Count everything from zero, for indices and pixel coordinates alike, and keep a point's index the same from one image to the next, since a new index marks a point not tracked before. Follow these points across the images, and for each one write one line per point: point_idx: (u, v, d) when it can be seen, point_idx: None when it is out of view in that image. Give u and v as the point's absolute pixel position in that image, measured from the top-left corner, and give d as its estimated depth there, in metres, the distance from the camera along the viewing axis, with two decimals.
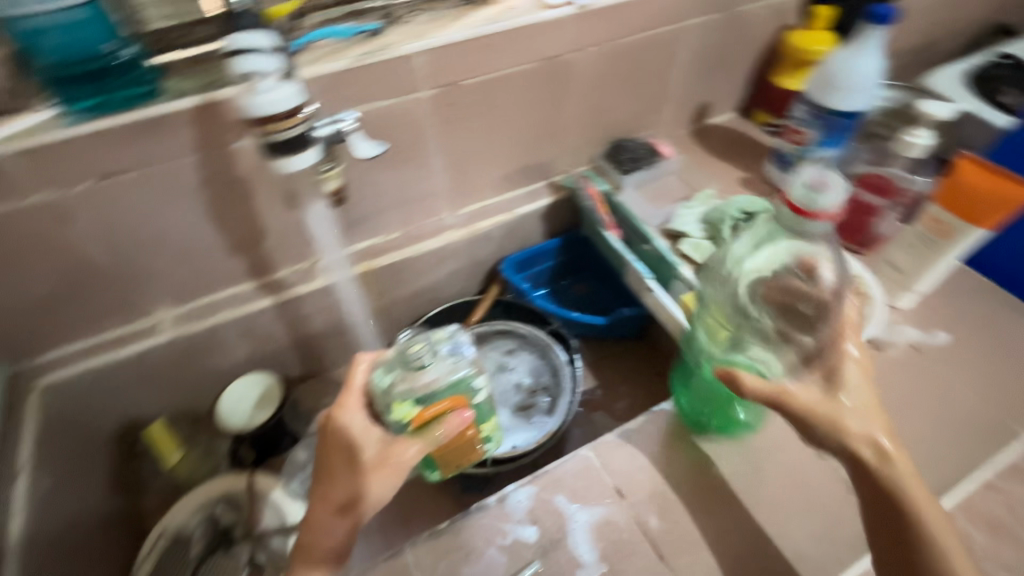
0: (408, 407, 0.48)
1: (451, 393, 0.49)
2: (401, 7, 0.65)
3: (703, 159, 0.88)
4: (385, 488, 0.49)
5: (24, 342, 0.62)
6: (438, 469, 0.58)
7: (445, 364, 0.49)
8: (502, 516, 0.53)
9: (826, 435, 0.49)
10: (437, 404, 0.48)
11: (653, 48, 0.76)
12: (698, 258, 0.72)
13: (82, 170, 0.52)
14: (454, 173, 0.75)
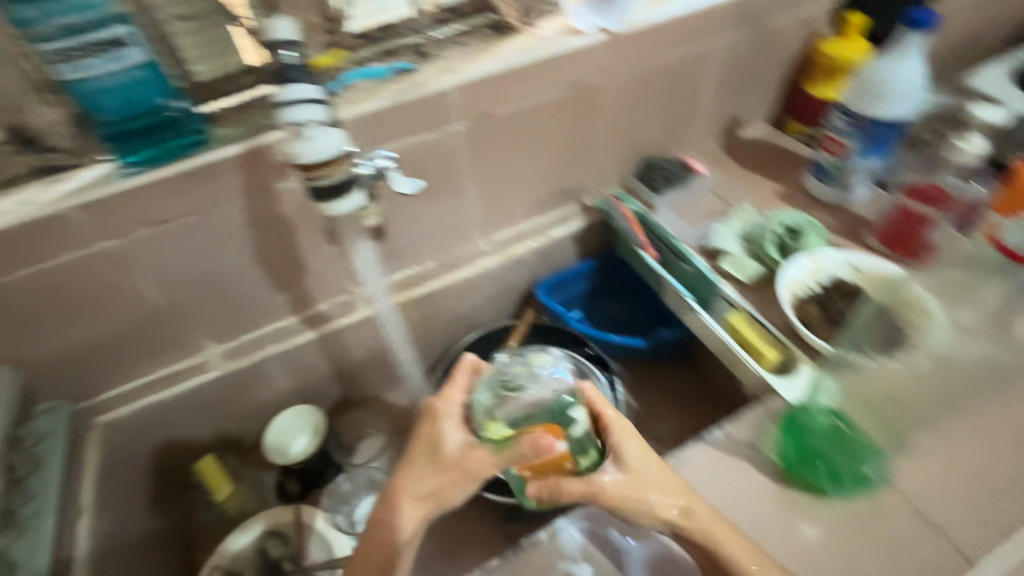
0: (499, 425, 0.47)
1: (548, 418, 0.47)
2: (434, 44, 0.67)
3: (735, 174, 0.87)
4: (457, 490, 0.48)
5: (83, 381, 0.65)
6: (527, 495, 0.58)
7: (544, 386, 0.49)
8: (554, 554, 0.50)
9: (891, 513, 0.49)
10: (532, 424, 0.47)
11: (683, 67, 0.76)
12: (742, 279, 0.71)
13: (136, 216, 0.54)
14: (488, 202, 0.76)
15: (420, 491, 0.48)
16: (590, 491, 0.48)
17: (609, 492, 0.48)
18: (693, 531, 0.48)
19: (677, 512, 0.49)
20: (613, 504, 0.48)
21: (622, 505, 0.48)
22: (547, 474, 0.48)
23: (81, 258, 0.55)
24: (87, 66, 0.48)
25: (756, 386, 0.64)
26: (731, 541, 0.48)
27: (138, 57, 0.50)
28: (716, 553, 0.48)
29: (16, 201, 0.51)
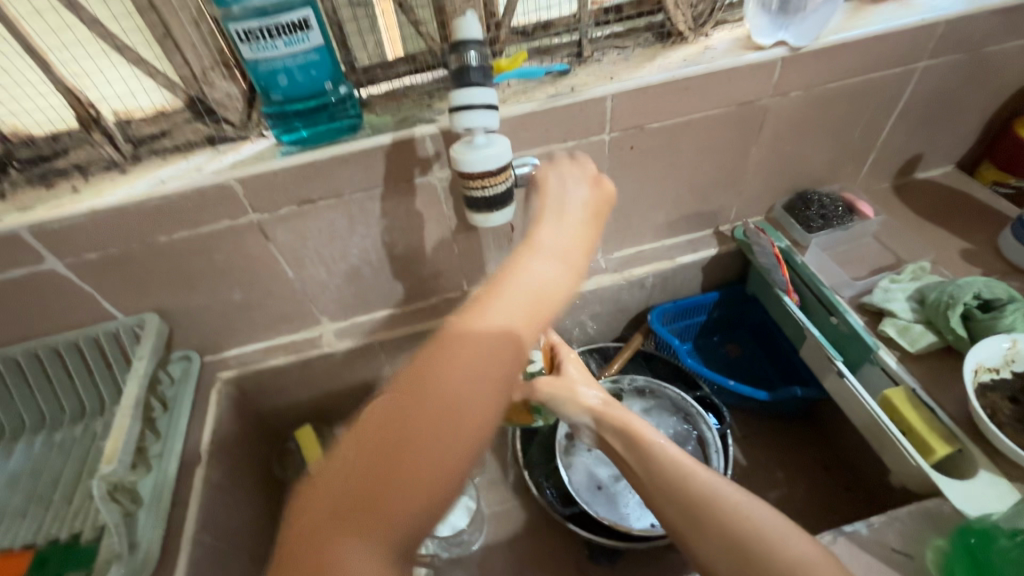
0: None
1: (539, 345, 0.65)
2: (592, 45, 0.63)
3: (905, 221, 0.75)
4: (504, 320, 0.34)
5: (216, 335, 0.69)
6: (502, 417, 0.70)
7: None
8: None
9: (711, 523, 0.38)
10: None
11: (870, 93, 0.66)
12: (911, 349, 0.59)
13: (285, 194, 0.56)
14: (617, 218, 0.71)
15: (512, 277, 0.37)
16: (585, 405, 0.57)
17: (605, 410, 0.55)
18: (663, 469, 0.44)
19: (664, 443, 0.48)
20: (612, 419, 0.54)
21: (622, 424, 0.53)
22: (554, 389, 0.59)
23: (234, 227, 0.58)
24: (265, 47, 0.47)
25: (910, 479, 0.54)
26: (708, 483, 0.41)
27: (317, 40, 0.49)
28: (688, 500, 0.40)
29: (187, 167, 0.55)
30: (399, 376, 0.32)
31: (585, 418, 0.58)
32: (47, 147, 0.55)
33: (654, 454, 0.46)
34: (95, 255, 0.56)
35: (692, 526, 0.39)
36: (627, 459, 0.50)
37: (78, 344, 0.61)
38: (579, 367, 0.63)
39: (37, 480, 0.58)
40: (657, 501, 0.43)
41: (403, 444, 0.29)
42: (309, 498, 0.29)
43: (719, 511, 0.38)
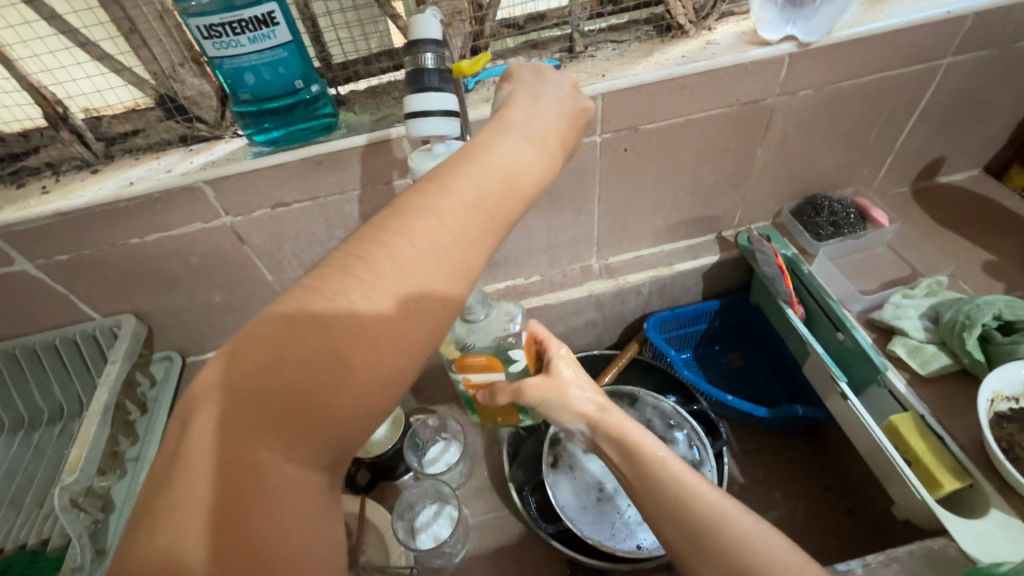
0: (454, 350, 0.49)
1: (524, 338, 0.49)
2: (585, 39, 0.59)
3: (923, 231, 0.70)
4: (436, 244, 0.27)
5: (195, 336, 0.68)
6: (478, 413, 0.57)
7: (498, 325, 0.48)
8: None
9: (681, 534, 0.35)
10: (478, 353, 0.48)
11: (889, 92, 0.61)
12: (922, 372, 0.55)
13: (257, 196, 0.54)
14: (611, 223, 0.68)
15: (456, 200, 0.28)
16: (580, 412, 0.47)
17: (603, 417, 0.46)
18: (661, 492, 0.38)
19: (665, 458, 0.40)
20: (610, 428, 0.45)
21: (620, 436, 0.44)
22: (544, 392, 0.48)
23: (207, 230, 0.56)
24: (229, 44, 0.45)
25: (916, 513, 0.50)
26: (713, 507, 0.35)
27: (283, 36, 0.46)
28: (693, 528, 0.35)
29: (156, 168, 0.53)
30: (248, 332, 0.25)
31: (580, 426, 0.47)
32: (16, 145, 0.54)
33: (653, 474, 0.39)
34: (66, 257, 0.54)
35: (692, 551, 0.34)
36: (624, 471, 0.43)
37: (55, 344, 0.60)
38: (573, 362, 0.50)
39: (11, 482, 0.57)
40: (658, 528, 0.37)
41: (262, 448, 0.23)
42: (155, 526, 0.22)
43: (721, 539, 0.33)
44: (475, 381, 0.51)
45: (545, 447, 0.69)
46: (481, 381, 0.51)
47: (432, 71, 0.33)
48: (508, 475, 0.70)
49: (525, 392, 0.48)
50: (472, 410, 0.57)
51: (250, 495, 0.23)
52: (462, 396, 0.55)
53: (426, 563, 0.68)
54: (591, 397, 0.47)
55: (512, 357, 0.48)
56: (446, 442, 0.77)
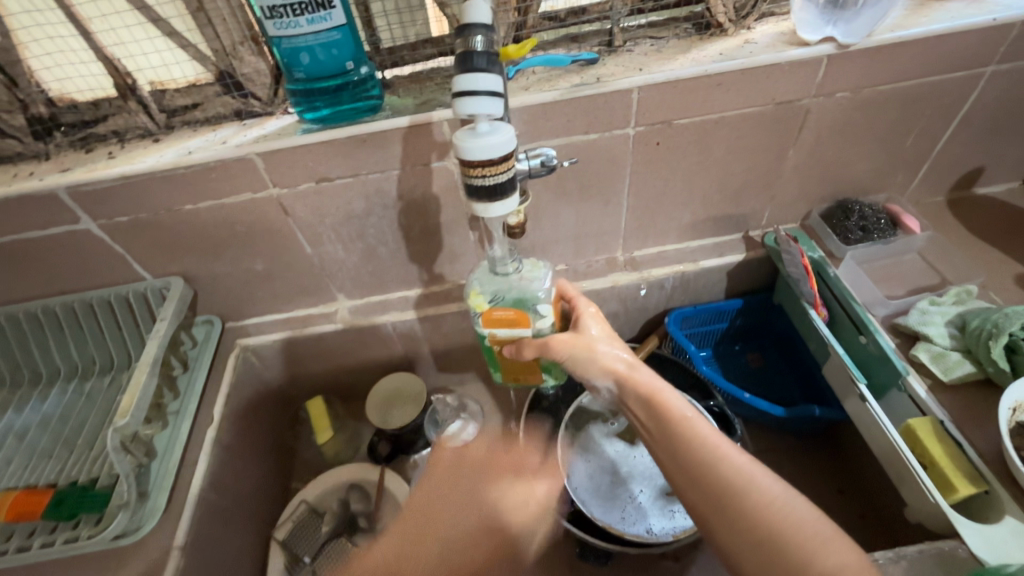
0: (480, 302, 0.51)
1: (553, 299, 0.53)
2: (625, 34, 0.61)
3: (954, 241, 0.69)
4: None
5: (236, 302, 0.72)
6: (500, 372, 0.58)
7: (526, 283, 0.52)
8: None
9: (711, 501, 0.38)
10: (506, 308, 0.49)
11: (928, 98, 0.61)
12: (945, 379, 0.55)
13: (305, 172, 0.57)
14: (639, 216, 0.69)
15: None
16: (609, 370, 0.47)
17: (632, 375, 0.47)
18: (688, 452, 0.40)
19: (694, 420, 0.42)
20: (639, 386, 0.46)
21: (649, 394, 0.45)
22: (571, 347, 0.48)
23: (256, 200, 0.59)
24: (289, 25, 0.48)
25: (928, 516, 0.50)
26: (741, 470, 0.38)
27: (339, 19, 0.49)
28: (718, 489, 0.38)
29: (213, 140, 0.56)
30: None
31: (607, 383, 0.48)
32: (87, 112, 0.58)
33: (681, 434, 0.42)
34: (126, 219, 0.58)
35: (714, 512, 0.38)
36: (650, 429, 0.44)
37: (110, 301, 0.65)
38: (601, 321, 0.52)
39: (64, 426, 0.62)
40: (682, 485, 0.41)
41: None
42: None
43: (746, 503, 0.37)
44: (501, 337, 0.51)
45: (563, 428, 0.71)
46: (506, 337, 0.51)
47: (484, 41, 0.35)
48: None
49: (553, 347, 0.48)
50: (494, 368, 0.58)
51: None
52: (487, 354, 0.56)
53: (440, 533, 0.71)
54: (620, 356, 0.48)
55: (542, 313, 0.50)
56: (464, 421, 0.80)
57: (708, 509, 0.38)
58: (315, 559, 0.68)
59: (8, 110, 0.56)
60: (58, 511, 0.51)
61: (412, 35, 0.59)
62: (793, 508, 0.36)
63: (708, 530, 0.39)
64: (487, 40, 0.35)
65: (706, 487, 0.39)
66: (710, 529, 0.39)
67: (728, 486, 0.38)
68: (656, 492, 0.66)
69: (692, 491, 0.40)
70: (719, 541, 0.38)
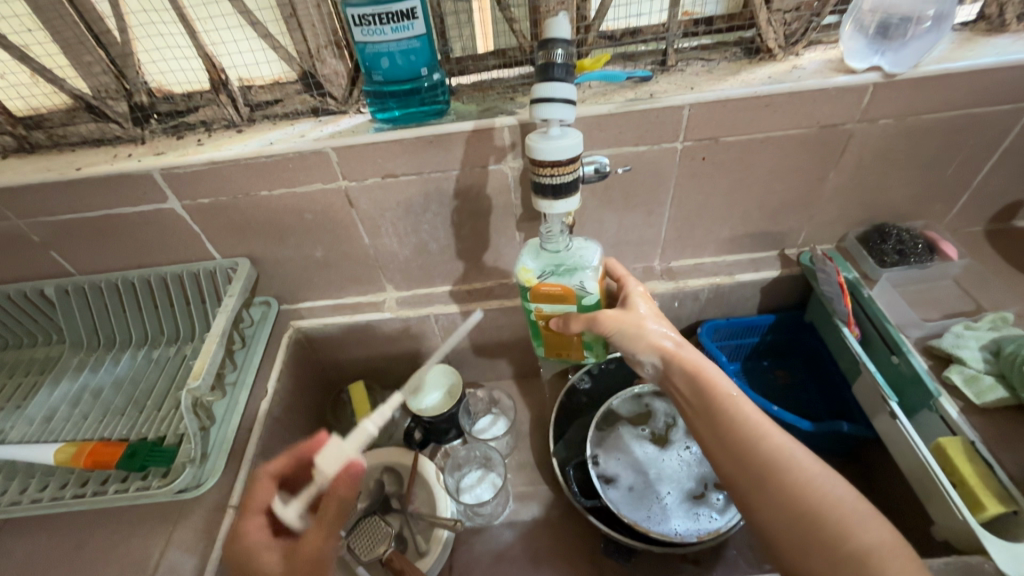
0: (527, 275, 0.53)
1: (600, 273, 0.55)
2: (677, 55, 0.65)
3: (992, 270, 0.70)
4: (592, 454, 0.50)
5: (293, 286, 0.77)
6: (541, 345, 0.61)
7: (574, 257, 0.54)
8: None
9: (753, 475, 0.41)
10: (553, 283, 0.52)
11: (971, 129, 0.62)
12: (976, 402, 0.56)
13: (372, 168, 0.62)
14: (679, 227, 0.72)
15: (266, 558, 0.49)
16: (656, 345, 0.50)
17: (677, 353, 0.50)
18: (733, 429, 0.44)
19: (737, 399, 0.45)
20: (684, 363, 0.49)
21: (694, 372, 0.48)
22: (620, 323, 0.51)
23: (325, 191, 0.64)
24: (375, 32, 0.52)
25: (954, 531, 0.51)
26: (782, 447, 0.41)
27: (419, 29, 0.53)
28: (758, 464, 0.41)
29: (293, 134, 0.62)
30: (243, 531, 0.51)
31: (652, 358, 0.51)
32: (181, 103, 0.64)
33: (724, 410, 0.45)
34: (207, 201, 0.64)
35: (754, 483, 0.41)
36: (694, 405, 0.48)
37: (182, 276, 0.71)
38: (647, 301, 0.55)
39: (134, 387, 0.67)
40: (722, 459, 0.44)
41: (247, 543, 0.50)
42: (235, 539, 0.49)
43: (786, 479, 0.40)
44: (547, 312, 0.55)
45: (593, 426, 0.74)
46: (552, 312, 0.54)
47: (566, 53, 0.39)
48: (553, 451, 0.74)
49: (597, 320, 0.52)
50: (538, 343, 0.61)
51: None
52: (532, 328, 0.59)
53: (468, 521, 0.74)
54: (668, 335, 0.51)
55: (589, 287, 0.52)
56: (495, 416, 0.84)
57: (751, 481, 0.41)
58: (348, 535, 0.69)
59: (114, 98, 0.62)
60: (131, 462, 0.56)
61: (479, 45, 0.64)
62: (831, 488, 0.39)
63: (747, 502, 0.42)
64: (567, 52, 0.39)
65: (748, 462, 0.42)
66: (749, 500, 0.42)
67: (769, 461, 0.41)
68: (681, 495, 0.68)
69: (734, 466, 0.43)
70: (757, 512, 0.41)
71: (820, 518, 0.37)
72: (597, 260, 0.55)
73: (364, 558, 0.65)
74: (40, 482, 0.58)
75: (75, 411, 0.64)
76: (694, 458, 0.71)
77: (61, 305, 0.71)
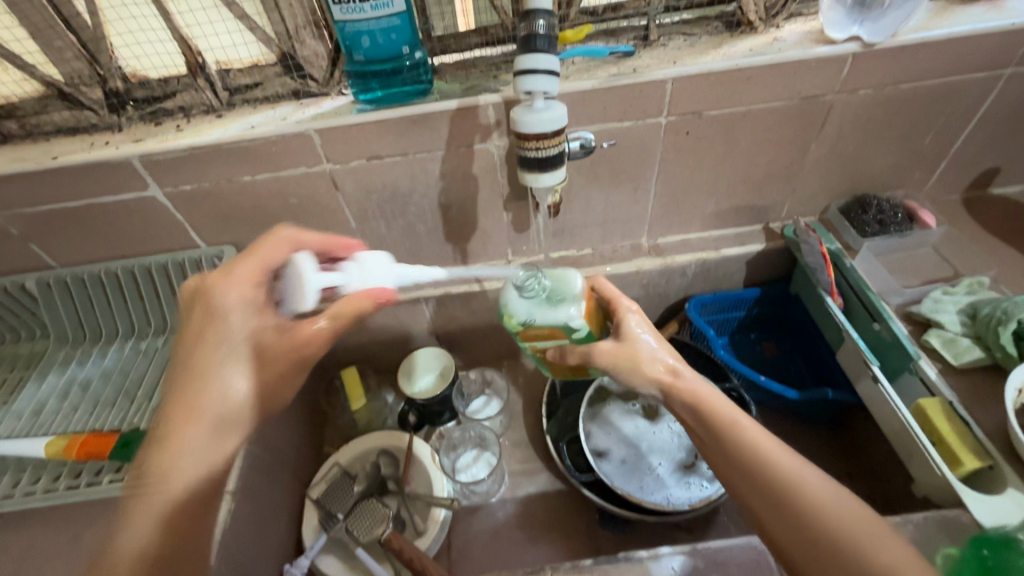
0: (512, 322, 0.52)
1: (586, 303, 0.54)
2: (659, 30, 0.65)
3: (970, 236, 0.72)
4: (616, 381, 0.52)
5: None
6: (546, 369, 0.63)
7: (556, 294, 0.53)
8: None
9: (766, 498, 0.42)
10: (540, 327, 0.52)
11: (948, 97, 0.63)
12: (953, 363, 0.58)
13: (357, 150, 0.61)
14: (665, 203, 0.73)
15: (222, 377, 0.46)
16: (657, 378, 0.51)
17: (678, 379, 0.51)
18: (741, 452, 0.45)
19: (743, 421, 0.46)
20: (685, 390, 0.50)
21: (696, 398, 0.49)
22: (618, 358, 0.53)
23: (310, 174, 0.63)
24: (354, 10, 0.52)
25: (933, 487, 0.53)
26: (792, 469, 0.43)
27: (399, 7, 0.53)
28: (770, 487, 0.42)
29: (274, 117, 0.61)
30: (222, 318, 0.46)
31: (653, 388, 0.52)
32: (158, 89, 0.63)
33: (730, 433, 0.46)
34: (189, 187, 0.63)
35: (768, 506, 0.42)
36: (700, 429, 0.49)
37: (167, 266, 0.70)
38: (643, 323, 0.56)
39: (124, 378, 0.67)
40: (735, 482, 0.45)
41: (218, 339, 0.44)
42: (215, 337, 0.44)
43: (799, 501, 0.41)
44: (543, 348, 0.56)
45: (585, 403, 0.75)
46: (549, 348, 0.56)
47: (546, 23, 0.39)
48: (546, 428, 0.75)
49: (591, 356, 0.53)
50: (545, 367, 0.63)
51: (147, 482, 0.40)
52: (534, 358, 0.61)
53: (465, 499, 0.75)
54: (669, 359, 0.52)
55: (576, 326, 0.52)
56: (488, 396, 0.85)
57: (766, 503, 0.42)
58: (346, 518, 0.70)
59: (87, 84, 0.61)
60: (125, 451, 0.56)
61: (459, 24, 0.63)
62: (841, 508, 0.40)
63: (764, 523, 0.43)
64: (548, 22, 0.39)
65: (759, 484, 0.43)
66: (765, 522, 0.43)
67: (781, 484, 0.42)
68: (672, 465, 0.69)
69: (747, 488, 0.44)
70: (776, 533, 0.42)
71: (835, 540, 0.38)
72: (581, 292, 0.53)
73: (362, 540, 0.68)
74: (32, 475, 0.58)
75: (64, 404, 0.64)
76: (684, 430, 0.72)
77: (44, 299, 0.70)
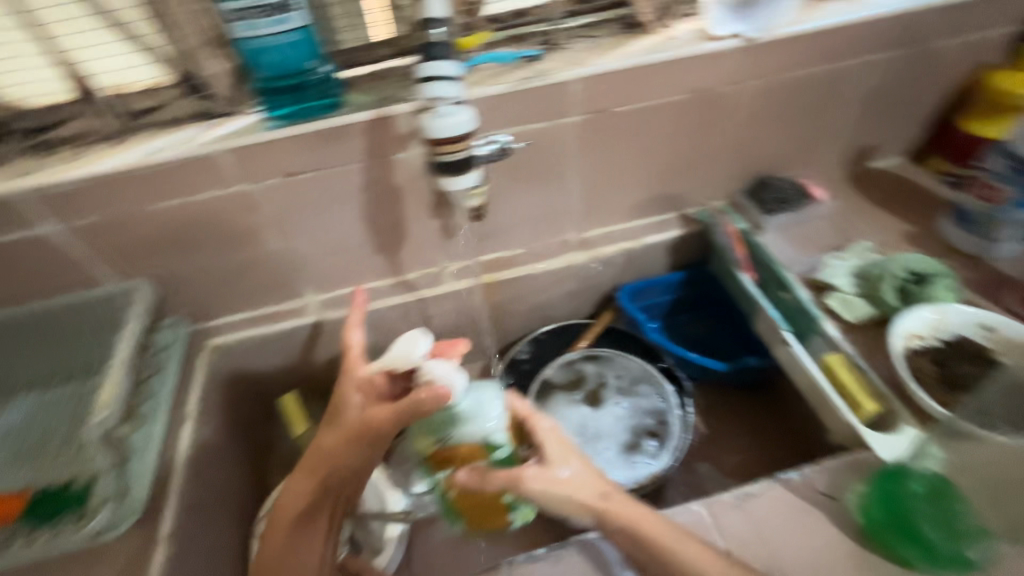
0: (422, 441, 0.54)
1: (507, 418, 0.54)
2: (563, 35, 0.68)
3: (856, 206, 0.80)
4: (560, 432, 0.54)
5: (203, 303, 0.73)
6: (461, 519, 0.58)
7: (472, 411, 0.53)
8: (597, 559, 0.51)
9: None
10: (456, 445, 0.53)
11: (822, 84, 0.71)
12: (848, 320, 0.65)
13: (272, 168, 0.60)
14: (587, 198, 0.76)
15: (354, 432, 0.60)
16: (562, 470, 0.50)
17: (610, 506, 0.48)
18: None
19: (678, 540, 0.47)
20: (620, 514, 0.48)
21: (634, 525, 0.47)
22: (547, 491, 0.48)
23: (224, 196, 0.61)
24: (251, 26, 0.53)
25: (843, 435, 0.59)
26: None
27: (298, 21, 0.54)
28: None
29: (180, 140, 0.59)
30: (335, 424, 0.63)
31: (585, 516, 0.49)
32: (46, 118, 0.59)
33: (669, 556, 0.46)
34: (90, 220, 0.59)
35: None
36: (638, 557, 0.47)
37: (67, 308, 0.63)
38: (558, 438, 0.52)
39: (29, 435, 0.63)
40: None
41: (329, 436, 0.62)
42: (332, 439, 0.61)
43: None
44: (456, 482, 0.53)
45: (531, 399, 0.77)
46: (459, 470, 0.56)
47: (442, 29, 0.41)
48: None
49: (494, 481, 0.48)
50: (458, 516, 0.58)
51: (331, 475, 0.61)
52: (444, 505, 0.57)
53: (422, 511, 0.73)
54: (558, 441, 0.52)
55: (495, 443, 0.52)
56: None
57: None
58: None
59: None
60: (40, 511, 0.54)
61: (375, 36, 0.64)
62: None
63: None
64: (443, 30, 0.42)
65: None
66: None
67: None
68: (618, 448, 0.72)
69: None
70: None
71: None
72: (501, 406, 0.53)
73: None
74: None
75: None
76: (627, 415, 0.75)
77: None
